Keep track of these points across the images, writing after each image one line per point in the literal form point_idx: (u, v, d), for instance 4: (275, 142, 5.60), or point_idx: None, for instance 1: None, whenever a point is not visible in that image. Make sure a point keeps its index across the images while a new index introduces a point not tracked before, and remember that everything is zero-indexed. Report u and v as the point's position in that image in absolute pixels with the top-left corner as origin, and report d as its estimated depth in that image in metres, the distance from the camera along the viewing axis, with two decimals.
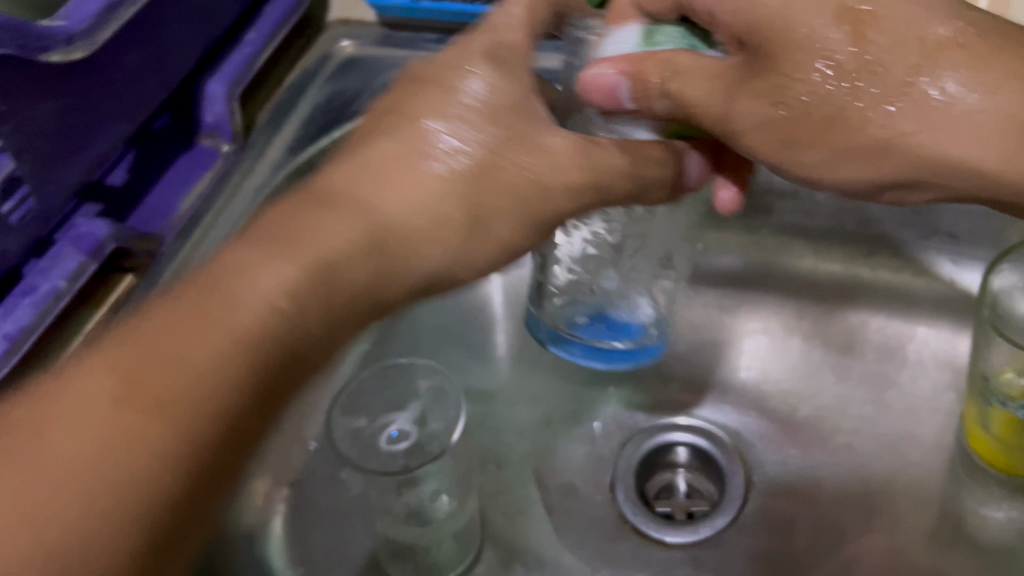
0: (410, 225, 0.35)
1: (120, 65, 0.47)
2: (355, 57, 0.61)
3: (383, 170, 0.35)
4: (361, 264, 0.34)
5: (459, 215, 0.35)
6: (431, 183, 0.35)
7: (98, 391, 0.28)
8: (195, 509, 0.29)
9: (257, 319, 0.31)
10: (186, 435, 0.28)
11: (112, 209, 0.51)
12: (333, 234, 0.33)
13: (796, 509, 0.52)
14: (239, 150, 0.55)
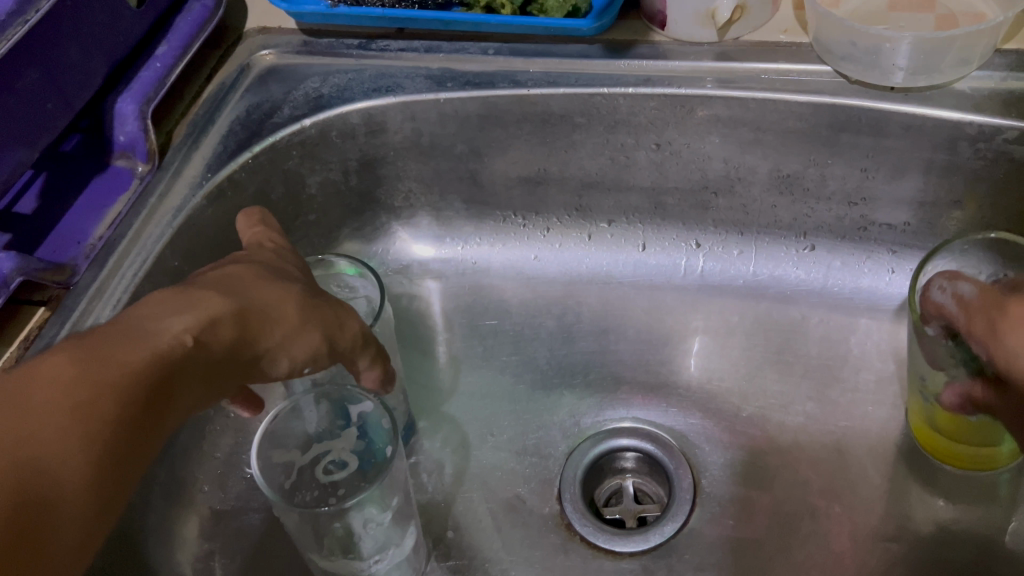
0: (266, 309, 0.37)
1: (12, 89, 0.45)
2: (276, 67, 0.59)
3: (244, 286, 0.38)
4: (232, 333, 0.35)
5: (294, 317, 0.38)
6: (280, 295, 0.38)
7: (62, 373, 0.30)
8: (104, 484, 0.30)
9: (171, 350, 0.32)
10: (101, 422, 0.30)
11: (23, 239, 0.49)
12: (219, 306, 0.35)
13: (746, 511, 0.51)
14: (154, 170, 0.53)
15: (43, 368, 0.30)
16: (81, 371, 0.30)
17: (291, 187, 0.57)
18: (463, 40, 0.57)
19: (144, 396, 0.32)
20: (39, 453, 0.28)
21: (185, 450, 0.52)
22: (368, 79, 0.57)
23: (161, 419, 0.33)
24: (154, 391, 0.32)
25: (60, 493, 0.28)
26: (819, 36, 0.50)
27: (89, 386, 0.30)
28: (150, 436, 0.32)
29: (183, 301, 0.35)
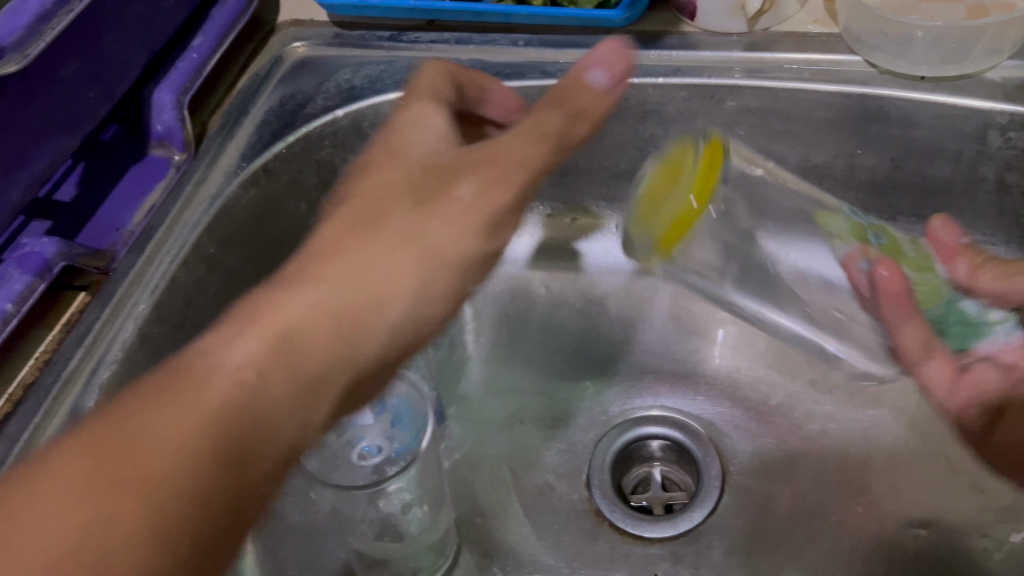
0: (368, 292, 0.38)
1: (57, 77, 0.46)
2: (308, 58, 0.59)
3: (329, 262, 0.38)
4: (325, 326, 0.36)
5: (404, 274, 0.39)
6: (375, 255, 0.38)
7: (119, 437, 0.28)
8: (215, 529, 0.28)
9: (236, 385, 0.31)
10: (189, 464, 0.28)
11: (63, 225, 0.50)
12: (299, 313, 0.35)
13: (774, 498, 0.51)
14: (190, 159, 0.54)
15: (56, 478, 0.26)
16: (120, 429, 0.28)
17: (322, 177, 0.58)
18: (494, 31, 0.58)
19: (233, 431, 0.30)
20: (165, 500, 0.27)
21: None
22: (399, 70, 0.58)
23: (261, 441, 0.31)
24: (238, 426, 0.30)
25: (191, 549, 0.27)
26: (849, 26, 0.51)
27: (177, 428, 0.28)
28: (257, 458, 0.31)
29: (252, 319, 0.34)
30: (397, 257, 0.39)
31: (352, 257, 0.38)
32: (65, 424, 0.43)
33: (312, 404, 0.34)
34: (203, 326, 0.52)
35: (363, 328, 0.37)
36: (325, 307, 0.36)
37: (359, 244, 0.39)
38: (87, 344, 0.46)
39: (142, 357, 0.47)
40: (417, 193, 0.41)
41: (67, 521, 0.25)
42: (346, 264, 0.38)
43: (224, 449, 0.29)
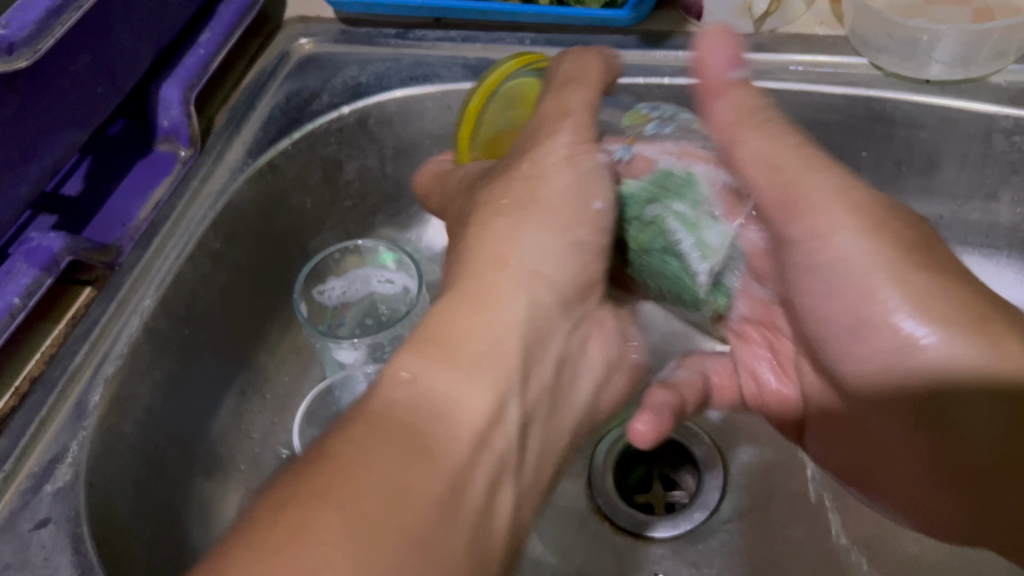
0: (483, 291, 0.42)
1: (66, 72, 0.46)
2: (314, 55, 0.60)
3: (464, 289, 0.42)
4: (466, 330, 0.40)
5: (523, 250, 0.44)
6: (504, 244, 0.44)
7: (330, 457, 0.32)
8: (422, 512, 0.32)
9: (396, 388, 0.36)
10: (383, 462, 0.32)
11: (69, 220, 0.50)
12: (436, 329, 0.39)
13: (772, 498, 0.52)
14: (196, 155, 0.54)
15: (264, 529, 0.29)
16: (323, 457, 0.32)
17: (329, 173, 0.58)
18: (500, 30, 0.58)
19: (415, 426, 0.35)
20: (359, 501, 0.30)
21: (223, 428, 0.53)
22: (405, 68, 0.58)
23: (448, 424, 0.36)
24: (419, 417, 0.35)
25: (399, 527, 0.30)
26: (856, 28, 0.51)
27: (374, 474, 0.32)
28: (443, 440, 0.35)
29: (416, 338, 0.39)
30: (515, 229, 0.45)
31: (486, 265, 0.43)
32: (71, 417, 0.44)
33: (503, 387, 0.39)
34: (209, 320, 0.52)
35: (501, 316, 0.41)
36: (515, 302, 0.42)
37: (554, 245, 0.45)
38: (93, 338, 0.46)
39: (148, 351, 0.48)
40: (519, 197, 0.46)
41: (333, 551, 0.28)
42: (515, 264, 0.43)
43: (406, 439, 0.34)
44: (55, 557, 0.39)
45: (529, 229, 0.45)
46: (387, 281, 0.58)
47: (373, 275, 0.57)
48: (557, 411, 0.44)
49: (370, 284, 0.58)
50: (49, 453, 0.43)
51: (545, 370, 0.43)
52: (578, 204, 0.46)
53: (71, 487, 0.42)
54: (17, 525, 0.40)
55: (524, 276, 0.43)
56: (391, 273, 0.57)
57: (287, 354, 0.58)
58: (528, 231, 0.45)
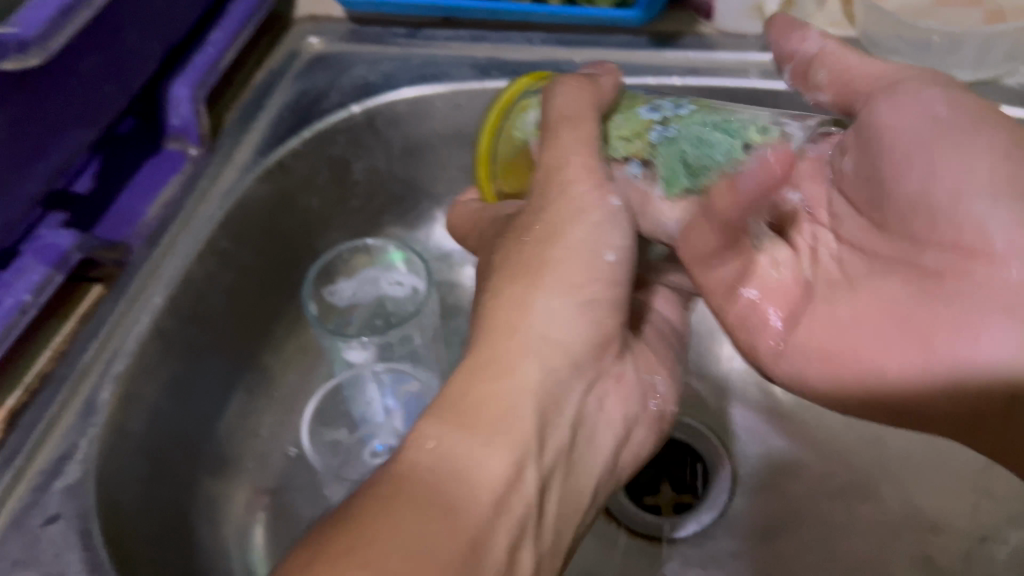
0: (504, 344, 0.41)
1: (77, 71, 0.46)
2: (323, 54, 0.60)
3: (485, 346, 0.41)
4: (490, 397, 0.39)
5: (537, 305, 0.42)
6: (522, 295, 0.42)
7: (370, 526, 0.33)
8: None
9: (430, 465, 0.36)
10: (420, 533, 0.33)
11: (79, 218, 0.50)
12: (485, 387, 0.40)
13: (780, 501, 0.52)
14: (206, 153, 0.54)
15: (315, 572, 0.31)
16: (354, 535, 0.32)
17: (337, 173, 0.58)
18: (509, 29, 0.58)
19: (446, 502, 0.35)
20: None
21: (230, 426, 0.53)
22: (414, 67, 0.58)
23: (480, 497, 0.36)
24: (447, 498, 0.35)
25: None
26: (866, 30, 0.51)
27: (399, 529, 0.33)
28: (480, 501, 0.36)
29: (451, 405, 0.39)
30: (561, 257, 0.43)
31: (511, 303, 0.42)
32: (80, 414, 0.44)
33: (522, 449, 0.38)
34: (217, 318, 0.52)
35: (518, 378, 0.40)
36: (515, 364, 0.41)
37: (568, 297, 0.43)
38: (102, 336, 0.46)
39: (156, 350, 0.48)
40: (536, 239, 0.44)
41: (385, 554, 0.31)
42: (520, 322, 0.42)
43: (433, 520, 0.34)
44: (64, 554, 0.40)
45: (607, 255, 0.44)
46: (398, 283, 0.57)
47: (385, 276, 0.57)
48: (587, 454, 0.44)
49: (382, 287, 0.57)
50: (59, 450, 0.43)
51: (564, 432, 0.42)
52: (588, 263, 0.43)
53: (80, 485, 0.42)
54: (26, 522, 0.41)
55: (540, 346, 0.41)
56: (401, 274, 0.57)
57: (294, 353, 0.59)
58: (608, 257, 0.44)
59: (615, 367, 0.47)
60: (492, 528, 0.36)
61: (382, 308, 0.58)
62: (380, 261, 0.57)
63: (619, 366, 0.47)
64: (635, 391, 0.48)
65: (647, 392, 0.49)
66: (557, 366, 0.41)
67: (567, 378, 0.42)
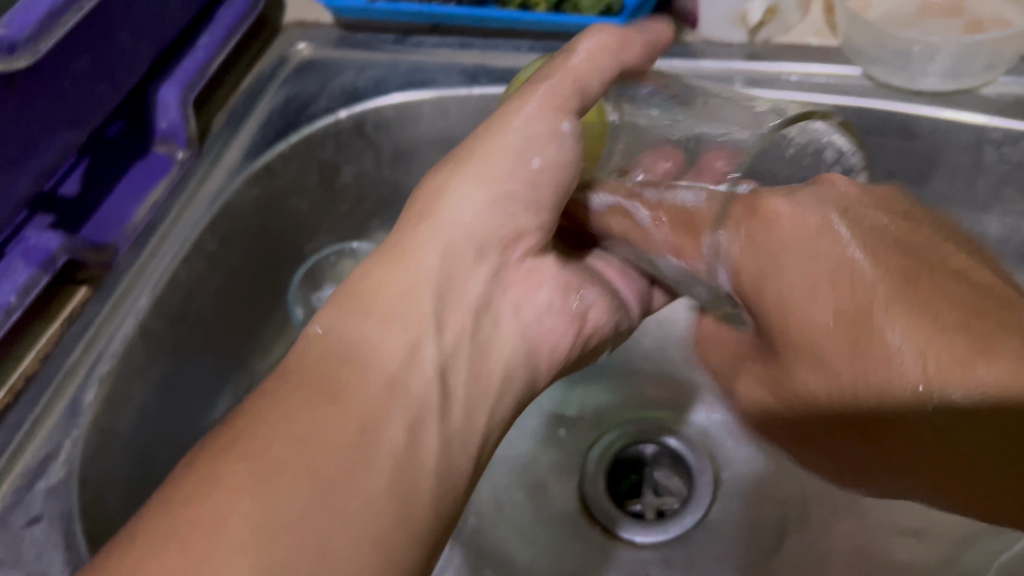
0: (410, 220, 0.40)
1: (66, 73, 0.46)
2: (312, 59, 0.60)
3: (396, 236, 0.40)
4: (392, 295, 0.38)
5: (462, 185, 0.40)
6: (454, 182, 0.40)
7: (274, 410, 0.32)
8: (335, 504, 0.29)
9: (348, 367, 0.34)
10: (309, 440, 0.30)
11: (66, 220, 0.50)
12: (384, 288, 0.38)
13: (764, 505, 0.52)
14: (194, 157, 0.54)
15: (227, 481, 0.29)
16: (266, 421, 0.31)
17: (324, 177, 0.59)
18: (497, 36, 0.59)
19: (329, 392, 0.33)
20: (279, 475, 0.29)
21: (217, 429, 0.54)
22: (403, 73, 0.58)
23: (352, 390, 0.33)
24: (340, 390, 0.33)
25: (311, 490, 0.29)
26: (849, 39, 0.51)
27: (290, 436, 0.30)
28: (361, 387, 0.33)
29: (354, 303, 0.38)
30: (482, 150, 0.41)
31: (422, 205, 0.40)
32: (66, 415, 0.44)
33: (417, 334, 0.36)
34: (203, 320, 0.52)
35: (411, 267, 0.38)
36: (443, 243, 0.39)
37: (491, 209, 0.40)
38: (89, 337, 0.46)
39: (142, 352, 0.48)
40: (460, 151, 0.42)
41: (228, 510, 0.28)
42: (418, 220, 0.40)
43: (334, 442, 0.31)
44: (47, 553, 0.40)
45: (533, 159, 0.41)
46: None
47: None
48: (485, 353, 0.39)
49: None
50: (43, 450, 0.43)
51: (461, 314, 0.38)
52: (506, 161, 0.41)
53: (64, 485, 0.42)
54: (9, 522, 0.41)
55: (446, 229, 0.40)
56: None
57: (282, 357, 0.59)
58: (533, 161, 0.41)
59: (524, 260, 0.41)
60: (385, 413, 0.33)
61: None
62: (365, 263, 0.58)
63: (535, 264, 0.42)
64: (552, 279, 0.42)
65: (566, 286, 0.43)
66: (477, 234, 0.40)
67: (471, 257, 0.40)
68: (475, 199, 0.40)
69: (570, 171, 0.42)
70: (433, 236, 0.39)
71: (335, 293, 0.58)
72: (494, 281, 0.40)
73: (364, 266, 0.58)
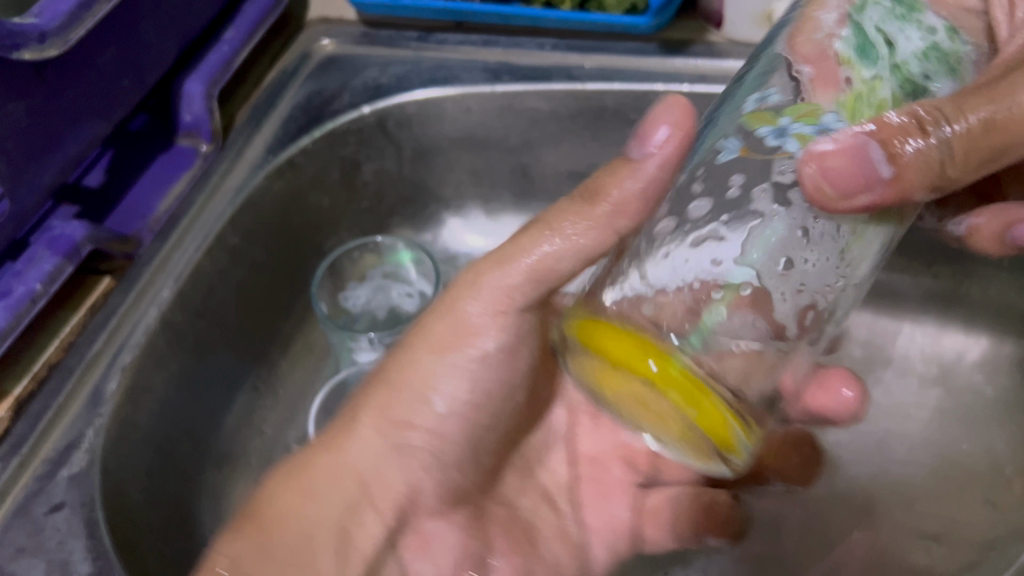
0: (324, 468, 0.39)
1: (93, 63, 0.46)
2: (335, 56, 0.60)
3: (310, 481, 0.39)
4: (314, 517, 0.38)
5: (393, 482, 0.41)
6: (383, 452, 0.40)
7: None
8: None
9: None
10: None
11: (90, 211, 0.50)
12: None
13: (783, 506, 0.52)
14: (217, 150, 0.54)
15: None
16: None
17: (346, 173, 0.59)
18: (521, 34, 0.59)
19: None
20: None
21: (235, 423, 0.54)
22: (426, 70, 0.58)
23: None
24: None
25: None
26: None
27: None
28: None
29: (292, 508, 0.38)
30: (413, 364, 0.41)
31: (348, 467, 0.40)
32: (87, 404, 0.44)
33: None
34: (224, 314, 0.52)
35: (324, 511, 0.38)
36: (381, 468, 0.40)
37: (411, 444, 0.41)
38: (111, 327, 0.46)
39: (164, 344, 0.48)
40: (382, 378, 0.41)
41: None
42: (374, 464, 0.40)
43: None
44: (68, 542, 0.40)
45: (439, 404, 0.41)
46: (406, 295, 0.58)
47: (395, 286, 0.58)
48: None
49: (388, 295, 0.58)
50: (65, 438, 0.43)
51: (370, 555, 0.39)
52: (439, 391, 0.41)
53: (86, 473, 0.42)
54: (31, 509, 0.41)
55: (348, 476, 0.39)
56: (414, 280, 0.58)
57: (300, 352, 0.59)
58: (438, 409, 0.41)
59: (421, 522, 0.42)
60: None
61: (397, 317, 0.57)
62: (385, 261, 0.58)
63: (440, 516, 0.43)
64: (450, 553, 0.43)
65: (473, 560, 0.43)
66: (387, 482, 0.40)
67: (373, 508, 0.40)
68: (389, 450, 0.40)
69: (483, 397, 0.43)
70: (364, 452, 0.40)
71: (354, 293, 0.57)
72: (400, 535, 0.41)
73: (386, 266, 0.58)
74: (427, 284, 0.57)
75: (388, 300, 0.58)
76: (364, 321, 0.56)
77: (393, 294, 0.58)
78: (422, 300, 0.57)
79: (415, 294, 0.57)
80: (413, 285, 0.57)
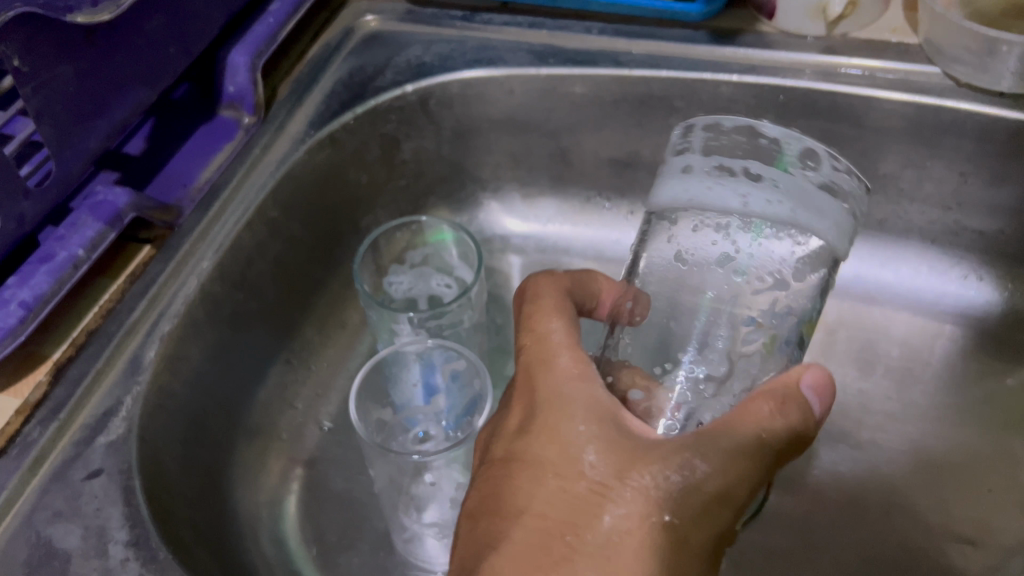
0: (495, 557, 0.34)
1: (141, 30, 0.46)
2: (379, 33, 0.60)
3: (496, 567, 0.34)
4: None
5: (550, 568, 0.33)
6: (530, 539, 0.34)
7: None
8: None
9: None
10: None
11: (130, 178, 0.50)
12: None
13: (821, 503, 0.51)
14: (259, 123, 0.54)
15: None
16: None
17: (386, 151, 0.58)
18: (566, 18, 0.58)
19: None
20: None
21: (267, 397, 0.53)
22: (470, 50, 0.58)
23: None
24: None
25: None
26: (929, 37, 0.51)
27: None
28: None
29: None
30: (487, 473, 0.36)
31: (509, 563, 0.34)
32: (125, 372, 0.44)
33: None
34: (261, 286, 0.52)
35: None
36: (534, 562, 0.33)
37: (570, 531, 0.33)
38: (150, 296, 0.46)
39: (202, 314, 0.48)
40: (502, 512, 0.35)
41: None
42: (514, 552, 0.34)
43: None
44: (106, 508, 0.40)
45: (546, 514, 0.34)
46: (445, 283, 0.58)
47: (434, 274, 0.58)
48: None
49: (427, 282, 0.58)
50: (103, 406, 0.43)
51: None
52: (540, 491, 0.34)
53: (124, 440, 0.42)
54: (69, 475, 0.41)
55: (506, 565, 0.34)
56: (458, 266, 0.57)
57: (334, 329, 0.59)
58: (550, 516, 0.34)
59: None
60: None
61: (436, 303, 0.58)
62: (423, 242, 0.56)
63: None
64: None
65: None
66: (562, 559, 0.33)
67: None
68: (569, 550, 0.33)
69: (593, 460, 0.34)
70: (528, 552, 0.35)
71: (395, 278, 0.57)
72: None
73: (427, 246, 0.56)
74: (466, 271, 0.57)
75: (427, 287, 0.58)
76: (402, 304, 0.58)
77: (434, 280, 0.58)
78: (461, 286, 0.57)
79: (454, 278, 0.58)
80: (454, 272, 0.57)
